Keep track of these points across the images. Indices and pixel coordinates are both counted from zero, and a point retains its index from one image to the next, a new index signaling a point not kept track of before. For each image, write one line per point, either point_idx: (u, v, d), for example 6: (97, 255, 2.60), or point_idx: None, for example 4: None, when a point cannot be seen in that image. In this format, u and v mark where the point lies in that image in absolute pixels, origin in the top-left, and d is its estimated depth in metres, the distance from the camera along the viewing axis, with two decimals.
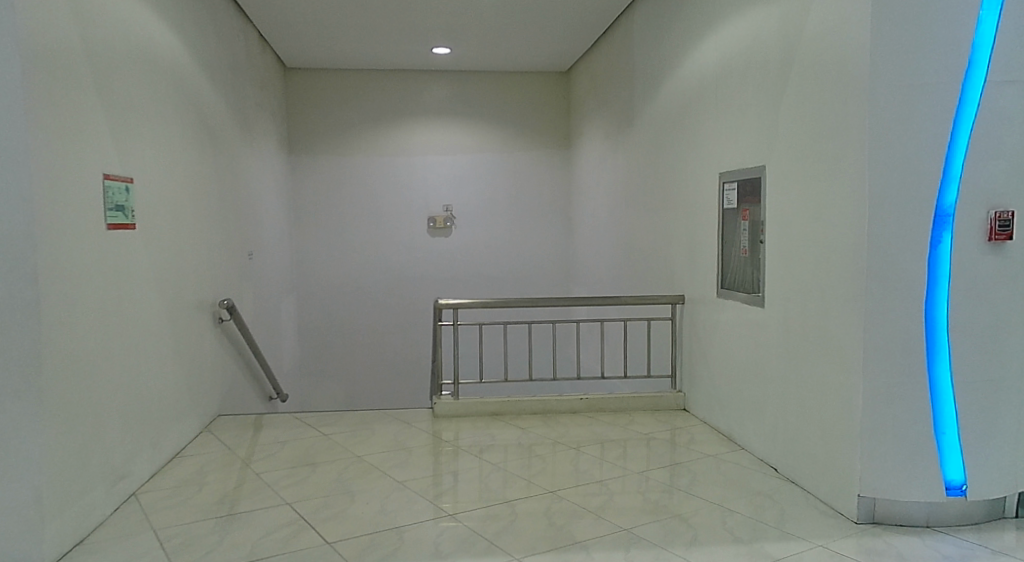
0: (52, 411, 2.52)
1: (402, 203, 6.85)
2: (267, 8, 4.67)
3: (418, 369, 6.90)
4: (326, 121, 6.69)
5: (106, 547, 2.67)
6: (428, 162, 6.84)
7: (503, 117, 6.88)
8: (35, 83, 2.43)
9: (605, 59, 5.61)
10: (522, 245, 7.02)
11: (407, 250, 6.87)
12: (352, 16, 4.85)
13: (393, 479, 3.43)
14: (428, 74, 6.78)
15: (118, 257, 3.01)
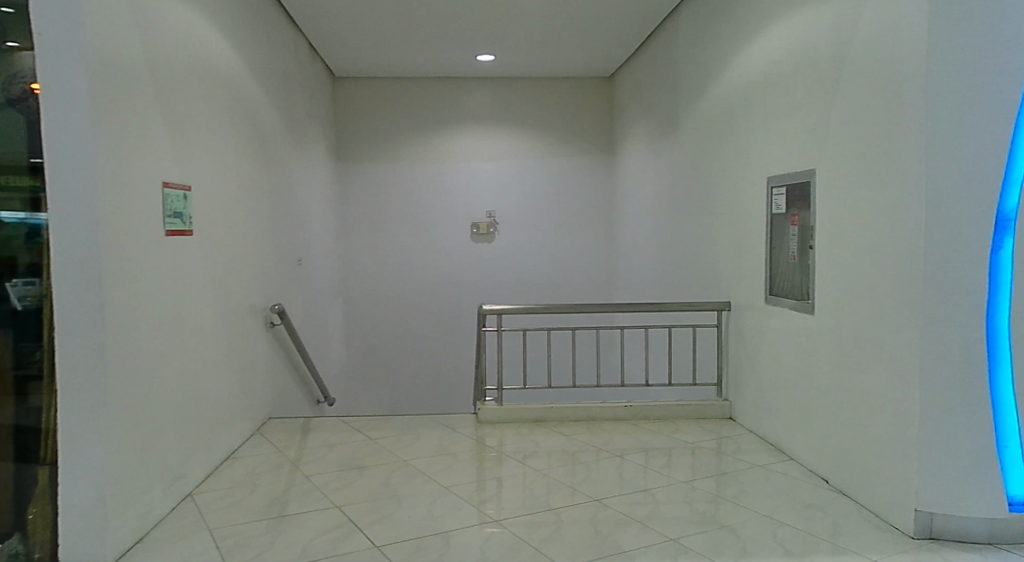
0: (115, 410, 2.62)
1: (445, 209, 6.90)
2: (317, 19, 4.77)
3: (461, 375, 6.93)
4: (372, 128, 6.79)
5: (163, 546, 2.75)
6: (470, 169, 6.88)
7: (544, 124, 6.88)
8: (101, 94, 2.55)
9: (651, 63, 5.57)
10: (565, 251, 7.00)
11: (449, 255, 6.92)
12: (401, 25, 4.92)
13: (439, 484, 3.44)
14: (471, 81, 6.83)
15: (176, 264, 3.09)
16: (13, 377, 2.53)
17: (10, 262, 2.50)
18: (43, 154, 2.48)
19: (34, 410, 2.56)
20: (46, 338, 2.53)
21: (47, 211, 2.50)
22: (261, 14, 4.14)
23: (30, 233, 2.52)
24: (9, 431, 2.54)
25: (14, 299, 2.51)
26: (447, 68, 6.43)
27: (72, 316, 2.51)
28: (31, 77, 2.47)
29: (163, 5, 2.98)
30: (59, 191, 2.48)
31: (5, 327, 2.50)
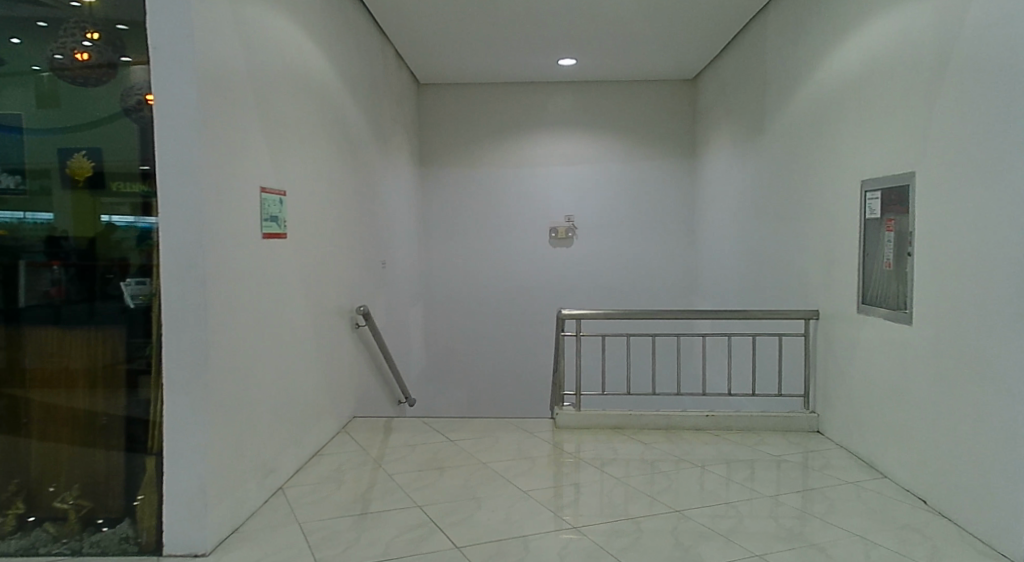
0: (215, 405, 2.74)
1: (523, 214, 6.93)
2: (403, 27, 4.89)
3: (536, 379, 6.92)
4: (451, 134, 6.91)
5: (256, 536, 2.86)
6: (548, 174, 6.89)
7: (622, 128, 6.82)
8: (208, 104, 2.68)
9: (736, 64, 5.43)
10: (642, 256, 6.90)
11: (527, 260, 6.94)
12: (485, 31, 4.98)
13: (518, 488, 3.44)
14: (548, 86, 6.85)
15: (272, 266, 3.21)
16: (125, 370, 2.75)
17: (123, 262, 2.75)
18: (153, 163, 2.66)
19: (142, 401, 2.75)
20: (153, 333, 2.72)
21: (156, 214, 2.67)
22: (352, 24, 4.28)
23: (142, 235, 2.72)
24: (122, 421, 2.76)
25: (128, 298, 2.75)
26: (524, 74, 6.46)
27: (178, 314, 2.65)
28: (144, 88, 2.68)
29: (265, 19, 3.11)
30: (167, 195, 2.63)
31: (121, 323, 2.75)
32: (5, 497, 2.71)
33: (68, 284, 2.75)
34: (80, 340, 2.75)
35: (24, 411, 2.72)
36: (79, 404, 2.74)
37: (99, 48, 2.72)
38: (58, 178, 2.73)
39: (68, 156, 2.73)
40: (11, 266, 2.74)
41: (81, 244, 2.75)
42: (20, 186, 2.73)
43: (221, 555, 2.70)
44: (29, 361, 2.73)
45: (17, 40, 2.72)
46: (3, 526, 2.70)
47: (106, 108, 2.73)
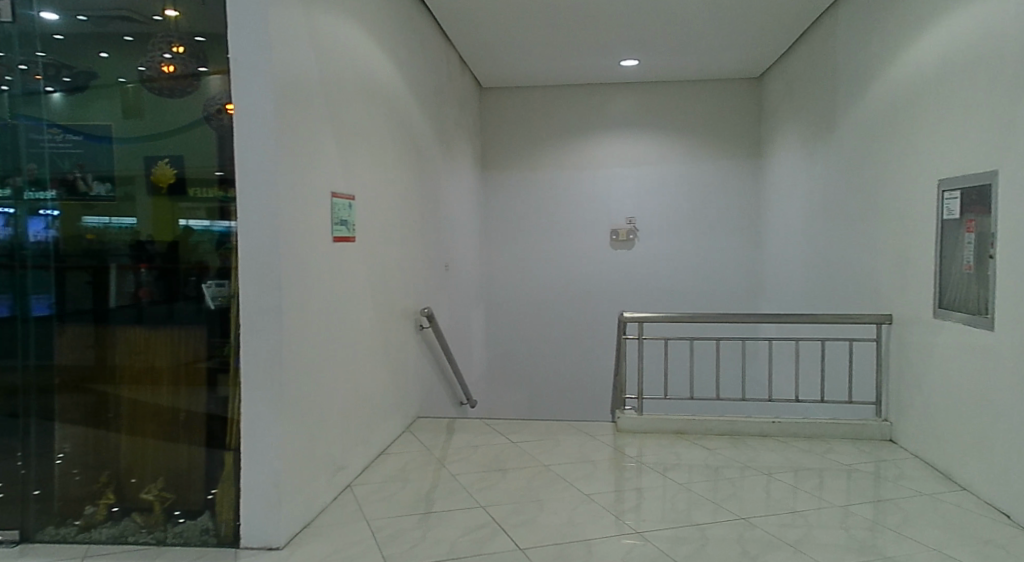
0: (288, 403, 2.82)
1: (585, 216, 6.91)
2: (467, 32, 4.95)
3: (595, 382, 6.88)
4: (511, 137, 6.96)
5: (326, 532, 2.93)
6: (609, 175, 6.85)
7: (683, 128, 6.73)
8: (284, 112, 2.77)
9: (805, 61, 5.29)
10: (705, 258, 6.78)
11: (588, 262, 6.91)
12: (546, 34, 4.98)
13: (580, 492, 3.43)
14: (608, 87, 6.82)
15: (342, 269, 3.29)
16: (205, 368, 2.87)
17: (203, 264, 2.86)
18: (232, 170, 2.76)
19: (221, 399, 2.85)
20: (231, 333, 2.82)
21: (235, 219, 2.77)
22: (419, 31, 4.36)
23: (221, 238, 2.82)
24: (202, 417, 2.87)
25: (208, 299, 2.86)
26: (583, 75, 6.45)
27: (255, 315, 2.75)
28: (225, 98, 2.78)
29: (337, 28, 3.19)
30: (245, 200, 2.73)
31: (201, 323, 2.87)
32: (98, 487, 2.87)
33: (153, 285, 2.89)
34: (164, 339, 2.88)
35: (114, 406, 2.89)
36: (165, 400, 2.88)
37: (183, 60, 2.84)
38: (144, 185, 2.87)
39: (153, 163, 2.86)
40: (102, 268, 2.90)
41: (165, 247, 2.88)
42: (110, 193, 2.88)
43: (292, 548, 2.78)
44: (119, 359, 2.89)
45: (107, 55, 2.86)
46: (95, 514, 2.85)
47: (188, 117, 2.85)
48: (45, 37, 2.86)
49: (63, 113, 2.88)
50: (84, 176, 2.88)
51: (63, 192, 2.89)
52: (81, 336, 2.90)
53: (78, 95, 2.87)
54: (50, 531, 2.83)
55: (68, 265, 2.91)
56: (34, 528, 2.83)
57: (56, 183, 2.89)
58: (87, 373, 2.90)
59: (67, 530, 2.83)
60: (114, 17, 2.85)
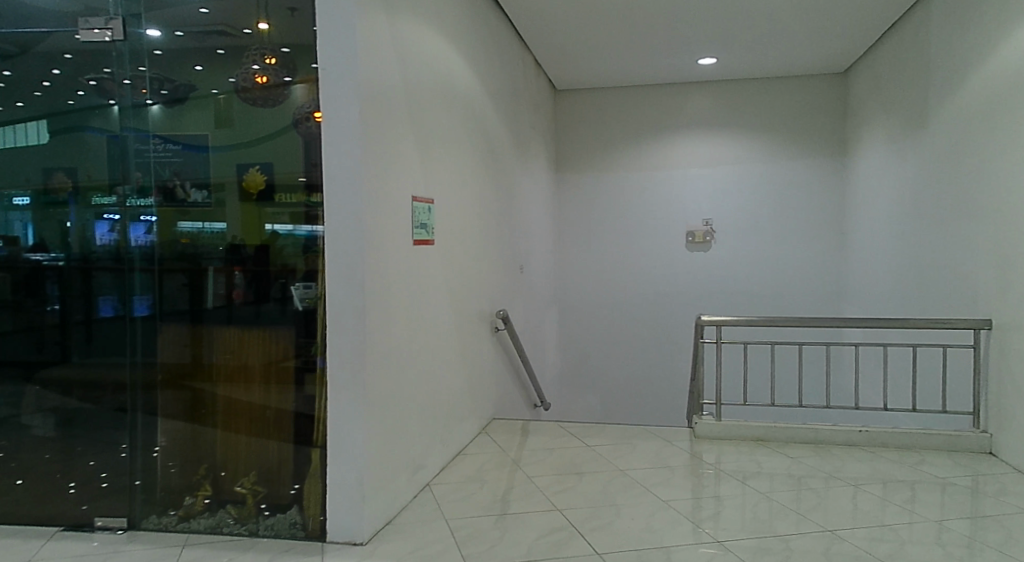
0: (371, 402, 2.88)
1: (661, 217, 6.81)
2: (542, 35, 4.97)
3: (667, 386, 6.77)
4: (585, 139, 6.96)
5: (407, 530, 2.98)
6: (685, 176, 6.74)
7: (763, 127, 6.56)
8: (369, 119, 2.84)
9: (894, 53, 5.06)
10: (785, 260, 6.57)
11: (663, 264, 6.82)
12: (619, 34, 4.94)
13: (657, 498, 3.37)
14: (683, 87, 6.72)
15: (421, 272, 3.35)
16: (294, 368, 2.96)
17: (292, 267, 2.95)
18: (320, 175, 2.85)
19: (308, 397, 2.94)
20: (318, 333, 2.91)
21: (322, 223, 2.85)
22: (496, 36, 4.40)
23: (308, 242, 2.91)
24: (291, 415, 2.97)
25: (297, 300, 2.95)
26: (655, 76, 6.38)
27: (341, 316, 2.82)
28: (313, 106, 2.86)
29: (418, 35, 3.25)
30: (332, 204, 2.81)
31: (289, 324, 2.97)
32: (196, 479, 3.01)
33: (245, 287, 3.01)
34: (256, 338, 3.01)
35: (209, 402, 3.03)
36: (257, 398, 3.00)
37: (275, 71, 2.93)
38: (238, 191, 2.99)
39: (246, 170, 2.97)
40: (199, 271, 3.05)
41: (255, 251, 3.00)
42: (206, 200, 3.02)
43: (376, 544, 2.83)
44: (214, 357, 3.03)
45: (202, 68, 3.00)
46: (193, 506, 2.98)
47: (278, 125, 2.94)
48: (146, 53, 3.03)
49: (163, 124, 3.03)
50: (183, 185, 3.04)
51: (162, 199, 3.05)
52: (178, 334, 3.05)
53: (177, 106, 3.02)
54: (153, 519, 2.97)
55: (164, 268, 3.06)
56: (139, 516, 2.98)
57: (157, 191, 3.05)
58: (184, 371, 3.05)
59: (169, 519, 2.97)
60: (211, 32, 2.98)
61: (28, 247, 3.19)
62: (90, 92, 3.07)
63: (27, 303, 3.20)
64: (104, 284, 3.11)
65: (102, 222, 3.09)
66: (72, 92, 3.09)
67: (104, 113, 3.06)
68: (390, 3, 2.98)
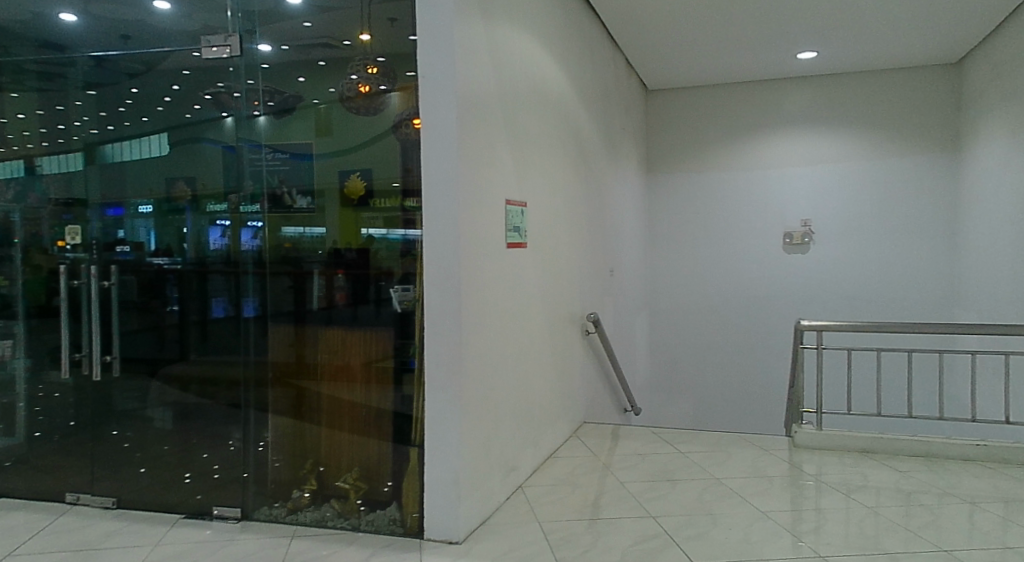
0: (466, 404, 2.91)
1: (758, 219, 6.62)
2: (634, 35, 4.93)
3: (761, 392, 6.55)
4: (678, 139, 6.84)
5: (502, 531, 3.00)
6: (784, 175, 6.52)
7: (866, 122, 6.27)
8: (466, 124, 2.88)
9: (1017, 39, 4.71)
10: (888, 262, 6.24)
11: (760, 266, 6.61)
12: (713, 31, 4.84)
13: (755, 508, 3.26)
14: (781, 83, 6.50)
15: (515, 274, 3.37)
16: (393, 368, 3.03)
17: (389, 270, 3.02)
18: (416, 180, 2.91)
19: (406, 397, 3.00)
20: (414, 334, 2.96)
21: (420, 228, 2.90)
22: (589, 38, 4.40)
23: (407, 246, 2.96)
24: (390, 414, 3.05)
25: (396, 302, 3.01)
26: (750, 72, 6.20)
27: (438, 318, 2.86)
28: (412, 113, 2.93)
29: (513, 40, 3.28)
30: (429, 208, 2.86)
31: (387, 325, 3.04)
32: (303, 473, 3.15)
33: (348, 289, 3.11)
34: (358, 339, 3.11)
35: (313, 400, 3.16)
36: (358, 397, 3.10)
37: (377, 80, 3.01)
38: (338, 196, 3.09)
39: (347, 176, 3.07)
40: (303, 274, 3.17)
41: (357, 254, 3.09)
42: (311, 206, 3.14)
43: (471, 544, 2.86)
44: (319, 357, 3.16)
45: (305, 79, 3.14)
46: (301, 499, 3.12)
47: (376, 132, 3.02)
48: (258, 67, 3.20)
49: (270, 134, 3.18)
50: (290, 192, 3.17)
51: (270, 206, 3.20)
52: (285, 335, 3.20)
53: (284, 116, 3.16)
54: (264, 511, 3.11)
55: (271, 271, 3.21)
56: (251, 508, 3.12)
57: (266, 198, 3.20)
58: (290, 370, 3.19)
59: (278, 511, 3.11)
60: (317, 45, 3.13)
61: (152, 251, 3.36)
62: (206, 105, 3.27)
63: (150, 304, 3.37)
64: (218, 285, 3.28)
65: (214, 228, 3.27)
66: (190, 106, 3.29)
67: (217, 126, 3.24)
68: (486, 10, 3.02)
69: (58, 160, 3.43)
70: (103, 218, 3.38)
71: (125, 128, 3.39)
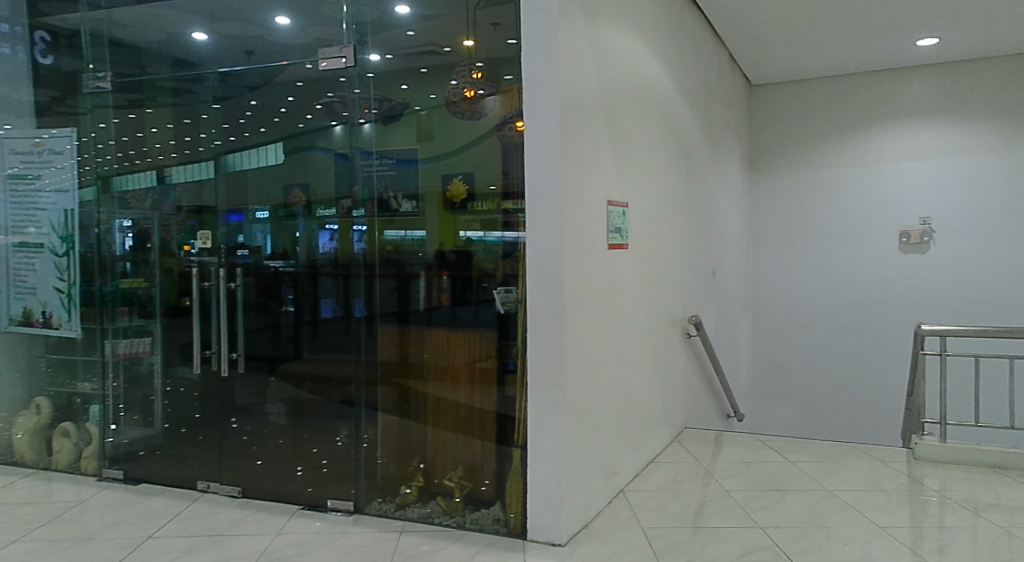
0: (568, 406, 2.89)
1: (873, 217, 6.28)
2: (740, 29, 4.79)
3: (877, 401, 6.23)
4: (783, 135, 6.61)
5: (604, 535, 2.96)
6: (901, 171, 6.17)
7: (991, 112, 5.83)
8: (569, 124, 2.87)
9: None
10: (1016, 262, 5.79)
11: (874, 267, 6.27)
12: (824, 21, 4.64)
13: (873, 523, 3.08)
14: (896, 73, 6.16)
15: (616, 276, 3.33)
16: (496, 369, 3.05)
17: (491, 271, 3.04)
18: (516, 182, 2.91)
19: (508, 398, 3.01)
20: (516, 335, 2.97)
21: (522, 230, 2.90)
22: (692, 34, 4.32)
23: (508, 249, 2.97)
24: (493, 415, 3.07)
25: (499, 304, 3.02)
26: (862, 63, 5.92)
27: (539, 319, 2.85)
28: (514, 115, 2.92)
29: (616, 40, 3.26)
30: (531, 210, 2.85)
31: (490, 325, 3.07)
32: (409, 470, 3.23)
33: (451, 290, 3.16)
34: (462, 339, 3.15)
35: (419, 399, 3.23)
36: (463, 397, 3.15)
37: (481, 85, 3.04)
38: (439, 199, 3.15)
39: (450, 180, 3.11)
40: (407, 276, 3.25)
41: (457, 256, 3.14)
42: (415, 210, 3.21)
43: (574, 547, 2.83)
44: (426, 357, 3.23)
45: (408, 86, 3.23)
46: (409, 495, 3.19)
47: (478, 134, 3.05)
48: (367, 77, 3.28)
49: (376, 141, 3.28)
50: (395, 196, 3.25)
51: (377, 210, 3.28)
52: (390, 335, 3.29)
53: (391, 123, 3.24)
54: (375, 505, 3.21)
55: (378, 273, 3.30)
56: (363, 502, 3.22)
57: (373, 202, 3.28)
58: (394, 369, 3.28)
59: (387, 506, 3.19)
60: (421, 53, 3.20)
61: (268, 255, 3.63)
62: (319, 114, 3.51)
63: (267, 304, 3.68)
64: (327, 287, 3.50)
65: (323, 232, 3.44)
66: (303, 117, 3.64)
67: (327, 134, 3.46)
68: (590, 10, 3.01)
69: (189, 170, 3.75)
70: (228, 224, 3.68)
71: (246, 137, 3.85)
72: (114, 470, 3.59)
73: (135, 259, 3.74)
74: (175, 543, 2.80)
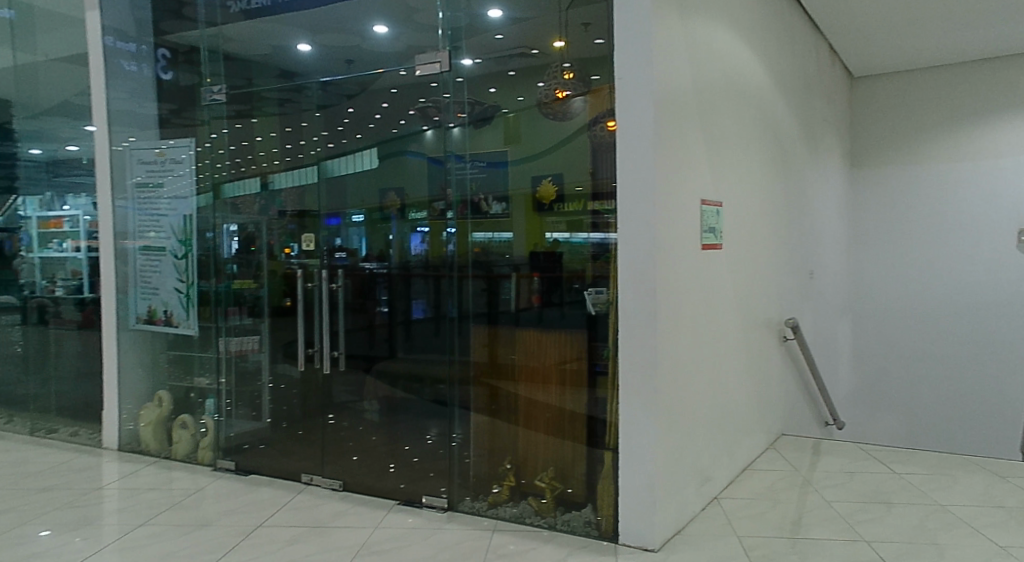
0: (661, 409, 2.83)
1: (989, 214, 5.87)
2: (842, 19, 4.59)
3: (993, 409, 5.83)
4: (886, 129, 6.30)
5: (699, 542, 2.89)
6: (1019, 164, 5.74)
7: None
8: (663, 122, 2.81)
9: None
10: None
11: (989, 268, 5.87)
12: (936, 7, 4.38)
13: (992, 541, 2.87)
14: (1013, 60, 5.74)
15: (709, 277, 3.25)
16: (588, 371, 3.04)
17: (582, 272, 3.01)
18: (606, 182, 2.88)
19: (600, 401, 2.99)
20: (607, 338, 2.94)
21: (615, 231, 2.86)
22: (791, 27, 4.18)
23: (597, 250, 2.94)
24: (585, 417, 3.06)
25: (590, 305, 2.99)
26: (976, 50, 5.55)
27: (632, 320, 2.80)
28: (606, 114, 2.88)
29: (711, 37, 3.19)
30: (623, 210, 2.80)
31: (582, 326, 3.05)
32: (501, 470, 3.27)
33: (541, 290, 3.16)
34: (554, 340, 3.16)
35: (509, 399, 3.26)
36: (554, 398, 3.16)
37: (572, 85, 3.07)
38: (528, 201, 3.16)
39: (539, 181, 3.12)
40: (496, 277, 3.28)
41: (545, 257, 3.14)
42: (504, 211, 3.24)
43: (668, 553, 2.77)
44: (517, 357, 3.25)
45: (497, 89, 3.29)
46: (500, 494, 3.23)
47: (566, 134, 3.05)
48: (457, 81, 3.33)
49: (468, 144, 3.29)
50: (486, 198, 3.29)
51: (469, 212, 3.33)
52: (480, 335, 3.33)
53: (482, 125, 3.27)
54: (468, 503, 3.26)
55: (469, 274, 3.35)
56: (456, 499, 3.28)
57: (463, 205, 3.34)
58: (484, 370, 3.33)
59: (479, 504, 3.23)
60: (512, 55, 3.31)
61: (363, 257, 3.78)
62: (412, 119, 3.57)
63: (365, 305, 3.83)
64: (418, 289, 3.61)
65: (415, 234, 3.56)
66: (398, 121, 3.69)
67: (420, 138, 3.53)
68: (685, 7, 2.96)
69: (293, 175, 4.00)
70: (326, 228, 3.85)
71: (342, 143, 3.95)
72: (227, 460, 3.81)
73: (241, 261, 3.99)
74: (280, 533, 2.92)
